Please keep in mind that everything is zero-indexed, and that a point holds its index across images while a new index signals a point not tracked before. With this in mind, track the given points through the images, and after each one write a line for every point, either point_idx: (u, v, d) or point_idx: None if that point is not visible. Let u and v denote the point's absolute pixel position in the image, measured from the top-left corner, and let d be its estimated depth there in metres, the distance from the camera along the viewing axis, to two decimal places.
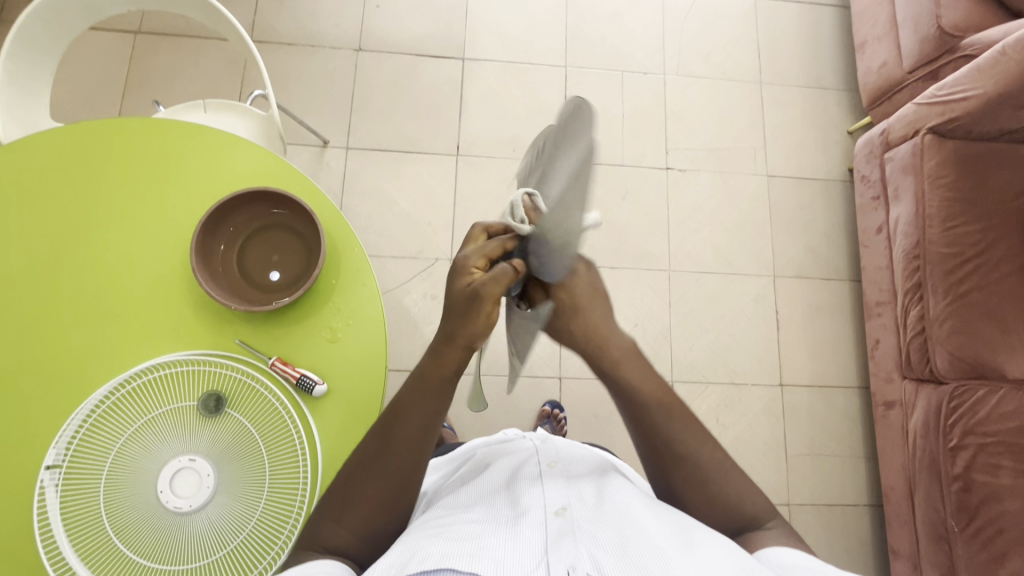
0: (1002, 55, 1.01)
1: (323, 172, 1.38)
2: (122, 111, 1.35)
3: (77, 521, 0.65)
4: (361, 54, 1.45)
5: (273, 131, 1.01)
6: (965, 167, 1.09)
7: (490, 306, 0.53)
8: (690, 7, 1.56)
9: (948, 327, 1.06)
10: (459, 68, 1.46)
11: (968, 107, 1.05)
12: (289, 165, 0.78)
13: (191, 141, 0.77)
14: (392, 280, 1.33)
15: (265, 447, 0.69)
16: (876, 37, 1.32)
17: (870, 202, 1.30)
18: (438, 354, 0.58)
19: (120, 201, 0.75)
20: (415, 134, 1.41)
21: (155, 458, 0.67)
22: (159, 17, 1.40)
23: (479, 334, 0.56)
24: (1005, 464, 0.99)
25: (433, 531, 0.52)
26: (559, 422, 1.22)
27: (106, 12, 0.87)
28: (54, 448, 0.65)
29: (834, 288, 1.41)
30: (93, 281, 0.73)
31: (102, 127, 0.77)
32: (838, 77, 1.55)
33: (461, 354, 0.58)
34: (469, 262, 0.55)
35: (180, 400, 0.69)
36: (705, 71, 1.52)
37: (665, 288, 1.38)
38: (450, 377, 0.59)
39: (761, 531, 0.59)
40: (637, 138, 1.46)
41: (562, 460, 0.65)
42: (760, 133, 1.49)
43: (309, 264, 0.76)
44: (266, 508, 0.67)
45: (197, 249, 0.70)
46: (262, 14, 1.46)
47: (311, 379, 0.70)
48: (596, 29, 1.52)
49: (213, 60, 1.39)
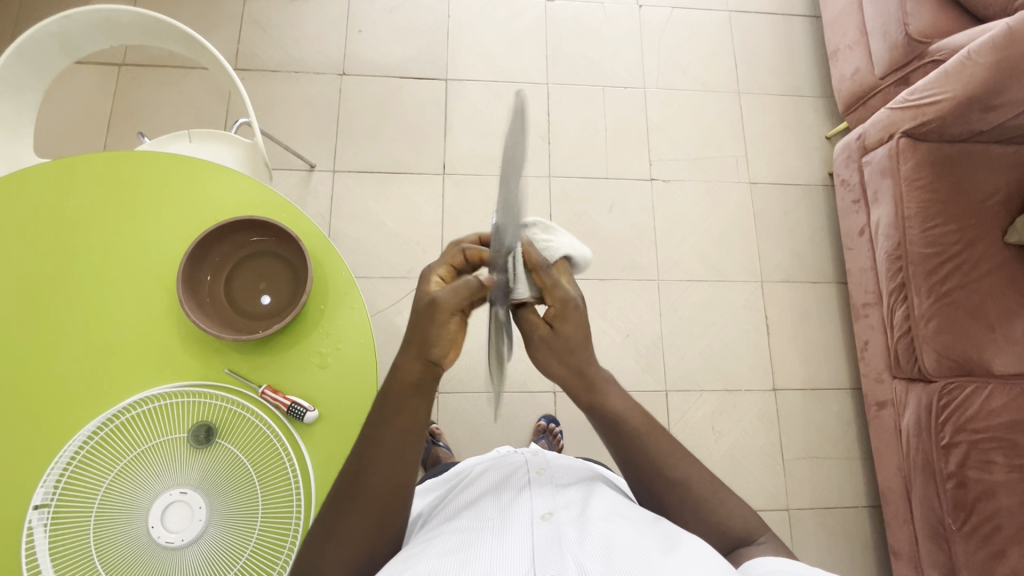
0: (968, 60, 1.04)
1: (311, 196, 1.38)
2: (108, 143, 1.35)
3: (67, 562, 0.63)
4: (345, 78, 1.47)
5: (257, 158, 1.02)
6: (941, 168, 1.11)
7: (446, 316, 0.54)
8: (666, 22, 1.60)
9: (933, 325, 1.07)
10: (442, 88, 1.48)
11: (940, 109, 1.08)
12: (273, 192, 0.79)
13: (176, 173, 0.78)
14: (383, 301, 1.33)
15: (257, 476, 0.68)
16: (848, 45, 1.36)
17: (851, 205, 1.32)
18: (399, 367, 0.58)
19: (106, 235, 0.75)
20: (401, 155, 1.43)
21: (146, 491, 0.66)
22: (142, 50, 1.41)
23: (434, 341, 0.56)
24: (997, 460, 1.00)
25: (420, 549, 0.52)
26: (556, 437, 1.22)
27: (87, 48, 0.88)
28: (43, 486, 0.64)
29: (821, 291, 1.43)
30: (79, 316, 0.72)
31: (87, 163, 0.77)
32: (814, 84, 1.59)
33: (419, 365, 0.57)
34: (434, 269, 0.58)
35: (170, 432, 0.68)
36: (684, 83, 1.55)
37: (655, 298, 1.39)
38: (413, 389, 0.58)
39: (749, 538, 0.59)
40: (620, 150, 1.48)
41: (550, 470, 0.65)
42: (741, 141, 1.52)
43: (297, 290, 0.76)
44: (260, 538, 0.66)
45: (183, 280, 0.71)
46: (246, 42, 1.48)
47: (301, 405, 0.70)
48: (576, 47, 1.55)
49: (198, 89, 1.41)
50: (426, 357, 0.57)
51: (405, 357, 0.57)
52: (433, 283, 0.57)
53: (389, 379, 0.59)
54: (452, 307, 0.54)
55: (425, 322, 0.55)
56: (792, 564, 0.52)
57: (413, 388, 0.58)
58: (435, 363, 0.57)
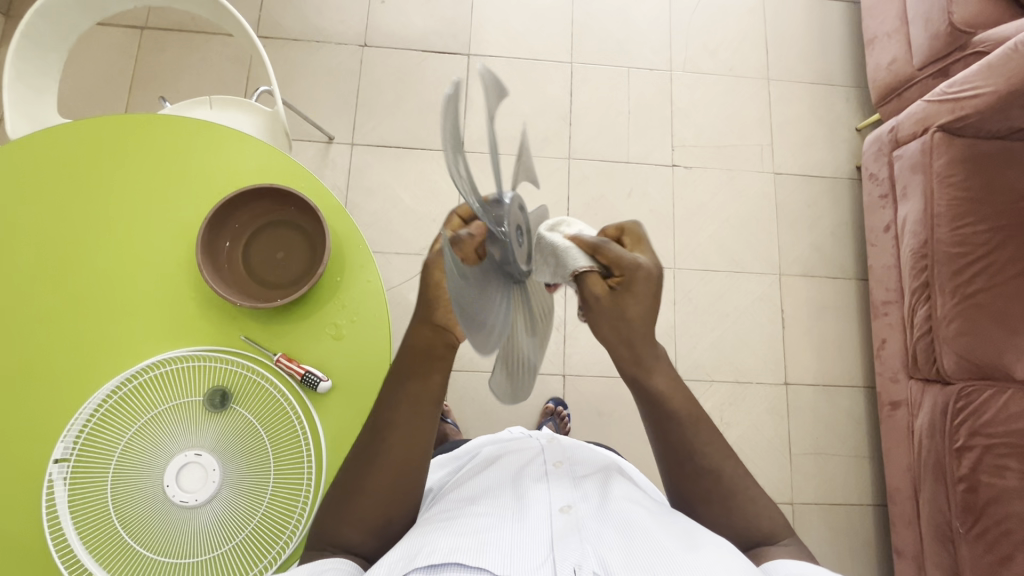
0: (1013, 52, 1.00)
1: (328, 169, 1.38)
2: (129, 106, 1.35)
3: (85, 514, 0.65)
4: (366, 50, 1.45)
5: (278, 127, 1.01)
6: (975, 165, 1.08)
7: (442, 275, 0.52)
8: (697, 3, 1.55)
9: (955, 327, 1.05)
10: (464, 64, 1.46)
11: (979, 104, 1.04)
12: (294, 161, 0.78)
13: (196, 138, 0.78)
14: (397, 277, 1.33)
15: (270, 442, 0.69)
16: (887, 33, 1.31)
17: (877, 200, 1.28)
18: (412, 334, 0.58)
19: (124, 198, 0.75)
20: (421, 130, 1.41)
21: (162, 451, 0.67)
22: (165, 13, 1.40)
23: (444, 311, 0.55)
24: (1012, 466, 0.98)
25: (437, 525, 0.53)
26: (562, 419, 1.22)
27: (112, 8, 0.87)
28: (63, 441, 0.66)
29: (841, 287, 1.41)
30: (98, 276, 0.73)
31: (110, 124, 0.77)
32: (847, 74, 1.54)
33: (433, 333, 0.57)
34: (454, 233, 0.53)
35: (186, 395, 0.69)
36: (712, 67, 1.51)
37: (670, 286, 1.38)
38: (428, 360, 0.58)
39: (772, 538, 0.59)
40: (643, 135, 1.45)
41: (567, 461, 0.65)
42: (768, 130, 1.48)
43: (315, 261, 0.76)
44: (271, 502, 0.67)
45: (203, 246, 0.71)
46: (268, 9, 1.46)
47: (315, 374, 0.70)
48: (603, 25, 1.51)
49: (220, 56, 1.40)
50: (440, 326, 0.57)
51: (421, 323, 0.57)
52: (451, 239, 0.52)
53: (403, 347, 0.59)
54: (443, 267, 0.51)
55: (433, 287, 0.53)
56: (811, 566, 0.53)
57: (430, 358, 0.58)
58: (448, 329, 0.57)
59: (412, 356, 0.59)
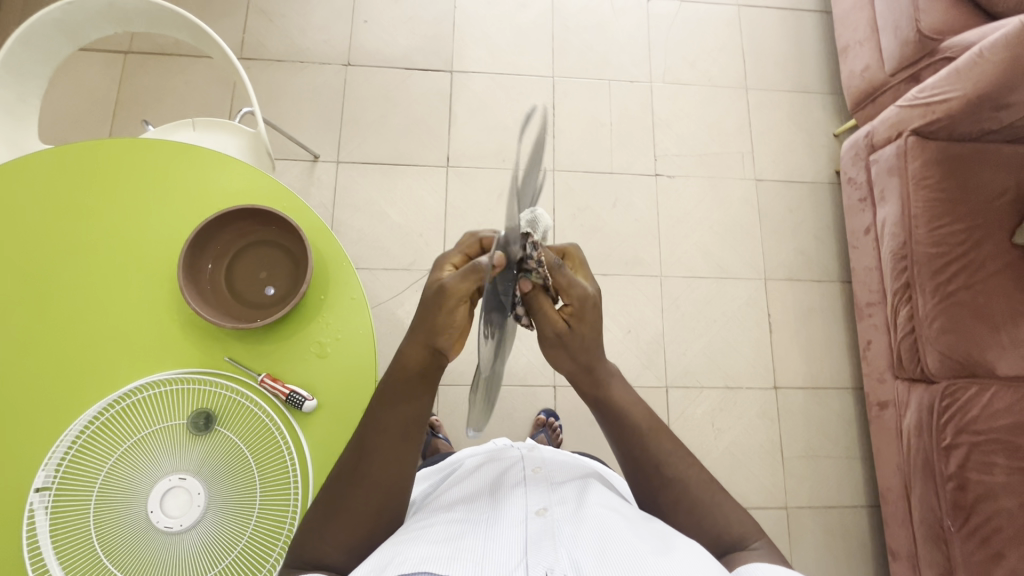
0: (978, 57, 1.03)
1: (314, 187, 1.38)
2: (113, 130, 1.36)
3: (67, 543, 0.64)
4: (350, 69, 1.47)
5: (261, 147, 1.02)
6: (949, 167, 1.10)
7: (455, 301, 0.55)
8: (674, 16, 1.58)
9: (937, 326, 1.06)
10: (447, 81, 1.48)
11: (949, 108, 1.07)
12: (277, 182, 0.79)
13: (178, 162, 0.78)
14: (385, 293, 1.33)
15: (256, 464, 0.69)
16: (859, 40, 1.34)
17: (857, 204, 1.31)
18: (404, 353, 0.60)
19: (106, 222, 0.75)
20: (406, 146, 1.42)
21: (145, 476, 0.67)
22: (148, 38, 1.41)
23: (438, 330, 0.57)
24: (999, 462, 1.00)
25: (413, 535, 0.52)
26: (554, 431, 1.22)
27: (92, 34, 0.88)
28: (44, 469, 0.65)
29: (825, 290, 1.42)
30: (81, 300, 0.73)
31: (93, 149, 0.78)
32: (823, 81, 1.57)
33: (424, 354, 0.59)
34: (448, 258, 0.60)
35: (169, 418, 0.69)
36: (690, 78, 1.54)
37: (657, 294, 1.39)
38: (415, 378, 0.60)
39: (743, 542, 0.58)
40: (625, 145, 1.47)
41: (546, 467, 0.65)
42: (747, 138, 1.51)
43: (298, 280, 0.76)
44: (257, 525, 0.67)
45: (185, 268, 0.71)
46: (251, 31, 1.48)
47: (300, 394, 0.70)
48: (583, 39, 1.54)
49: (204, 78, 1.41)
50: (431, 346, 0.59)
51: (409, 343, 0.59)
52: (447, 269, 0.59)
53: (393, 367, 0.60)
54: (461, 293, 0.54)
55: (434, 308, 0.56)
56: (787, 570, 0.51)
57: (416, 375, 0.60)
58: (439, 351, 0.59)
59: (396, 374, 0.60)
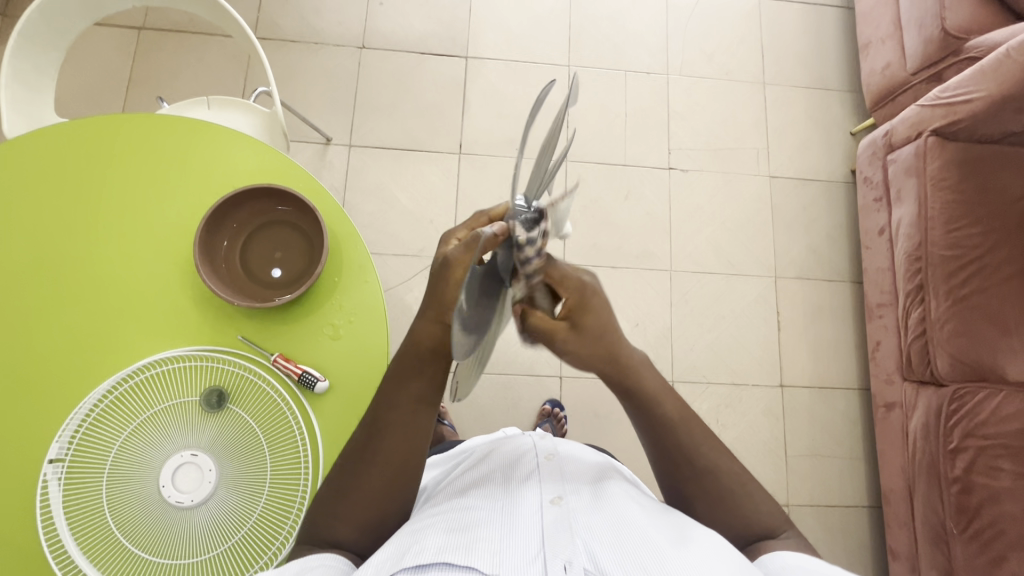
0: (1005, 57, 1.01)
1: (326, 170, 1.38)
2: (125, 107, 1.35)
3: (81, 515, 0.65)
4: (364, 51, 1.45)
5: (276, 128, 1.02)
6: (968, 169, 1.09)
7: (461, 272, 0.51)
8: (694, 7, 1.56)
9: (949, 329, 1.06)
10: (462, 67, 1.46)
11: (972, 109, 1.05)
12: (292, 161, 0.78)
13: (193, 138, 0.78)
14: (394, 278, 1.33)
15: (266, 442, 0.69)
16: (880, 38, 1.32)
17: (872, 204, 1.29)
18: (416, 330, 0.57)
19: (120, 197, 0.75)
20: (418, 132, 1.41)
21: (157, 452, 0.67)
22: (162, 14, 1.40)
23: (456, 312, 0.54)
24: (1005, 466, 1.00)
25: (427, 524, 0.53)
26: (559, 421, 1.22)
27: (110, 8, 0.87)
28: (58, 441, 0.65)
29: (836, 289, 1.41)
30: (96, 275, 0.73)
31: (109, 123, 0.77)
32: (841, 78, 1.55)
33: (435, 328, 0.56)
34: (452, 234, 0.57)
35: (182, 395, 0.69)
36: (708, 71, 1.52)
37: (666, 288, 1.38)
38: (428, 353, 0.58)
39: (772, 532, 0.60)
40: (639, 138, 1.46)
41: (558, 454, 0.66)
42: (763, 134, 1.49)
43: (312, 261, 0.76)
44: (267, 502, 0.67)
45: (201, 247, 0.71)
46: (266, 10, 1.46)
47: (312, 375, 0.70)
48: (601, 29, 1.52)
49: (217, 57, 1.40)
50: (442, 322, 0.55)
51: (424, 319, 0.57)
52: (450, 243, 0.57)
53: (406, 342, 0.59)
54: (463, 263, 0.51)
55: (439, 277, 0.53)
56: (811, 559, 0.54)
57: (428, 351, 0.58)
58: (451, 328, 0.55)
59: (410, 347, 0.58)
